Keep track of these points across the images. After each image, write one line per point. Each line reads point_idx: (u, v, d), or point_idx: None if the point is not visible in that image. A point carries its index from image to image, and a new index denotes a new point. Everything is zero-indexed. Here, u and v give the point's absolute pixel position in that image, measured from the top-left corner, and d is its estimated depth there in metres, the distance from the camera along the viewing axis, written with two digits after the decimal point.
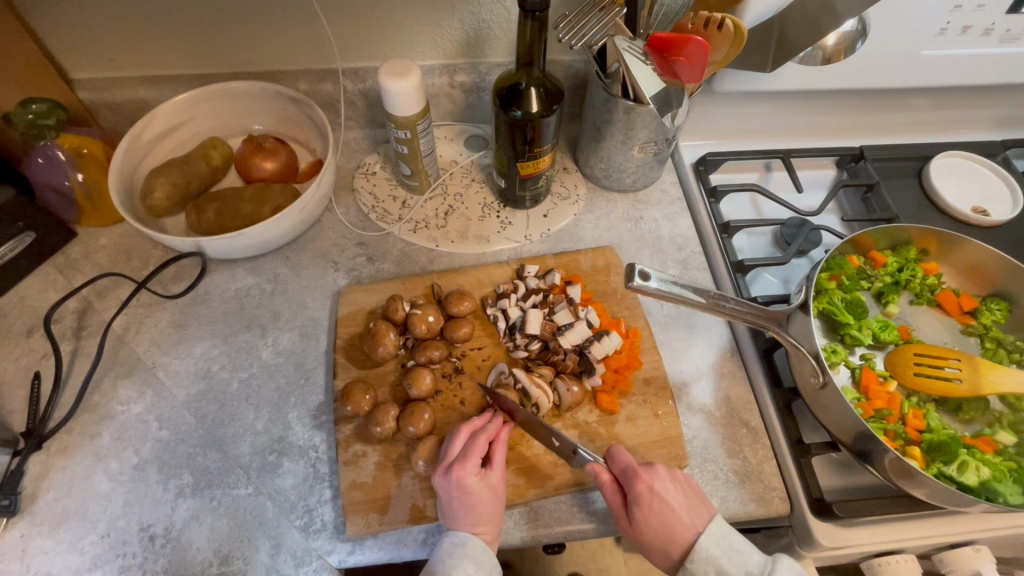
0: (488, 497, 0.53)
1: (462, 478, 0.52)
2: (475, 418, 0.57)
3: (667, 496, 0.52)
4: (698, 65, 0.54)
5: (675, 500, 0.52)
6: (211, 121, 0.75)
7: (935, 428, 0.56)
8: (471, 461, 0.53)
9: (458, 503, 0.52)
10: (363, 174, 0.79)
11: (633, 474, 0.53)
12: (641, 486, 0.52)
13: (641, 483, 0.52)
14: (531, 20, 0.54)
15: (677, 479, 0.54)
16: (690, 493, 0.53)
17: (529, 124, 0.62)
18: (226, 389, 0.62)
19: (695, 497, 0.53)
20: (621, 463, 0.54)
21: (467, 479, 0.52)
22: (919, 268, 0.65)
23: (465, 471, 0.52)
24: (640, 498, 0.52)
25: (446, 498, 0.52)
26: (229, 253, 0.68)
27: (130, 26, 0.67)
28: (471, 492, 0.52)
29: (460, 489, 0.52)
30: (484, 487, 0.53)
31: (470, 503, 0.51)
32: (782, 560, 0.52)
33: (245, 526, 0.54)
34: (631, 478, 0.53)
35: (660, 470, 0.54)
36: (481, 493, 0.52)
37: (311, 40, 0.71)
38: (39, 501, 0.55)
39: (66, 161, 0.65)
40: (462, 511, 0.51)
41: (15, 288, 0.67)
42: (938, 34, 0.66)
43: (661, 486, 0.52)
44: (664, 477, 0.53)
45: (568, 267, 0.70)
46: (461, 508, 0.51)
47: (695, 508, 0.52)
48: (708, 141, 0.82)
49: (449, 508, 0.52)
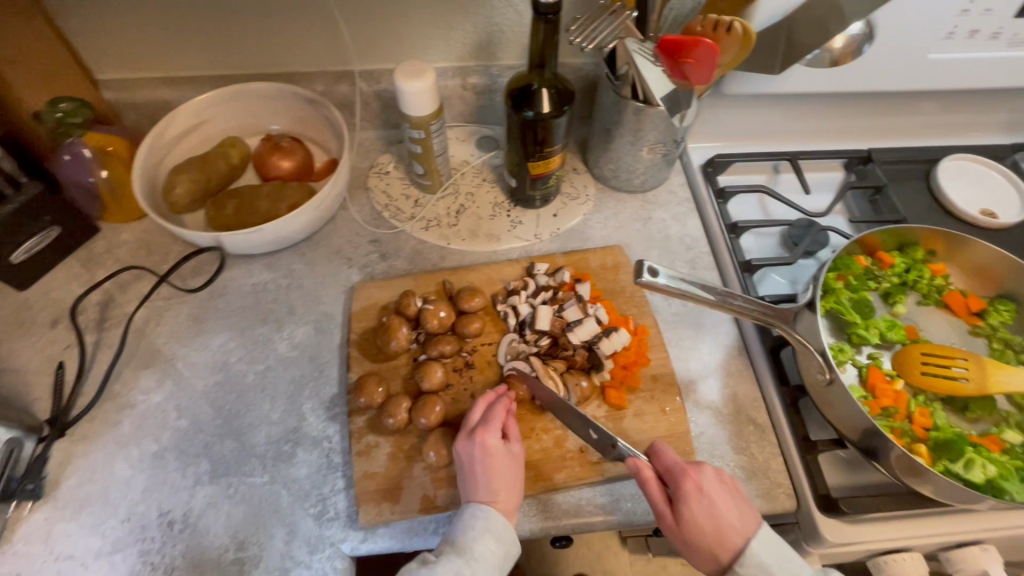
0: (508, 465, 0.54)
1: (485, 442, 0.54)
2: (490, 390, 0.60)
3: (716, 497, 0.52)
4: (706, 67, 0.57)
5: (723, 501, 0.52)
6: (230, 121, 0.77)
7: (942, 426, 0.57)
8: (492, 428, 0.55)
9: (480, 469, 0.53)
10: (377, 173, 0.80)
11: (681, 471, 0.53)
12: (689, 483, 0.52)
13: (690, 481, 0.52)
14: (544, 22, 0.55)
15: (723, 480, 0.53)
16: (736, 496, 0.53)
17: (539, 124, 0.63)
18: (242, 380, 0.64)
19: (740, 500, 0.53)
20: (665, 460, 0.54)
21: (489, 444, 0.54)
22: (926, 269, 0.66)
23: (488, 437, 0.54)
24: (687, 496, 0.52)
25: (468, 465, 0.54)
26: (246, 249, 0.69)
27: (154, 28, 0.70)
28: (492, 455, 0.54)
29: (483, 453, 0.54)
30: (504, 454, 0.54)
31: (490, 469, 0.53)
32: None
33: (260, 513, 0.56)
34: (677, 477, 0.53)
35: (707, 468, 0.53)
36: (501, 459, 0.54)
37: (329, 42, 0.73)
38: (62, 486, 0.57)
39: (91, 158, 0.68)
40: (483, 477, 0.53)
41: (40, 281, 0.69)
42: (946, 38, 0.67)
43: (709, 485, 0.52)
44: (711, 477, 0.53)
45: (577, 265, 0.71)
46: (481, 473, 0.53)
47: (743, 513, 0.52)
48: (716, 143, 0.83)
49: (470, 474, 0.53)
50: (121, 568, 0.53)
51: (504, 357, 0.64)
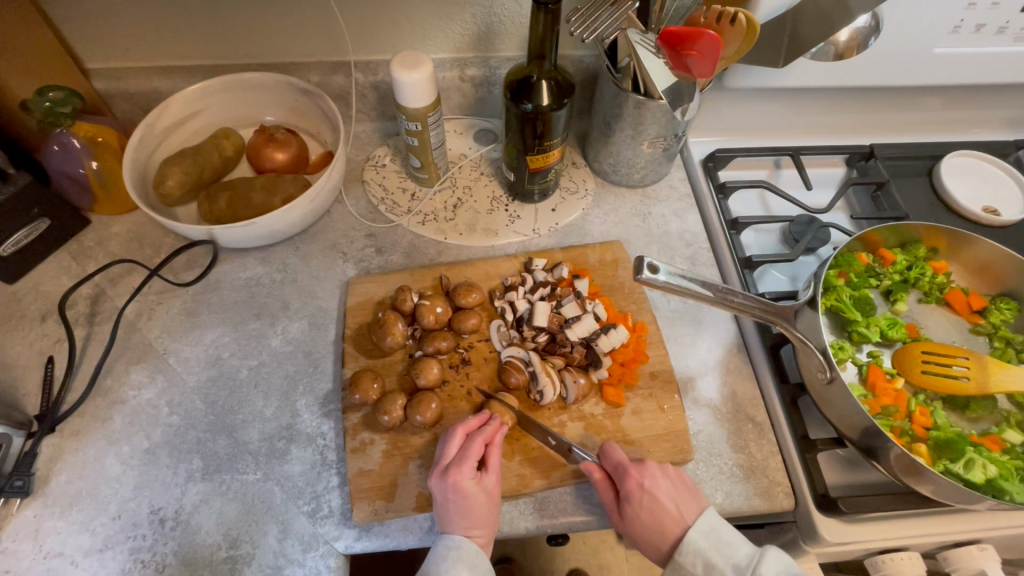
0: (483, 501, 0.53)
1: (460, 480, 0.52)
2: (471, 419, 0.57)
3: (657, 491, 0.52)
4: (710, 60, 0.53)
5: (664, 495, 0.52)
6: (223, 112, 0.76)
7: (942, 426, 0.56)
8: (468, 464, 0.53)
9: (454, 506, 0.52)
10: (373, 166, 0.79)
11: (624, 471, 0.53)
12: (631, 482, 0.53)
13: (632, 480, 0.53)
14: (543, 12, 0.54)
15: (668, 473, 0.54)
16: (680, 487, 0.53)
17: (538, 117, 0.62)
18: (236, 376, 0.63)
19: (684, 492, 0.53)
20: (613, 461, 0.55)
21: (463, 482, 0.52)
22: (928, 266, 0.65)
23: (461, 474, 0.52)
24: (630, 495, 0.52)
25: (442, 500, 0.52)
26: (240, 242, 0.68)
27: (145, 16, 0.68)
28: (467, 495, 0.52)
29: (455, 492, 0.52)
30: (479, 489, 0.53)
31: (465, 506, 0.52)
32: (769, 550, 0.51)
33: (254, 511, 0.55)
34: (622, 476, 0.53)
35: (652, 466, 0.54)
36: (478, 497, 0.52)
37: (324, 32, 0.72)
38: (52, 482, 0.56)
39: (81, 149, 0.66)
40: (457, 514, 0.52)
41: (30, 273, 0.68)
42: (952, 32, 0.66)
43: (651, 481, 0.53)
44: (656, 474, 0.53)
45: (576, 261, 0.70)
46: (455, 511, 0.52)
47: (684, 502, 0.52)
48: (717, 137, 0.82)
49: (444, 510, 0.52)
50: (111, 565, 0.52)
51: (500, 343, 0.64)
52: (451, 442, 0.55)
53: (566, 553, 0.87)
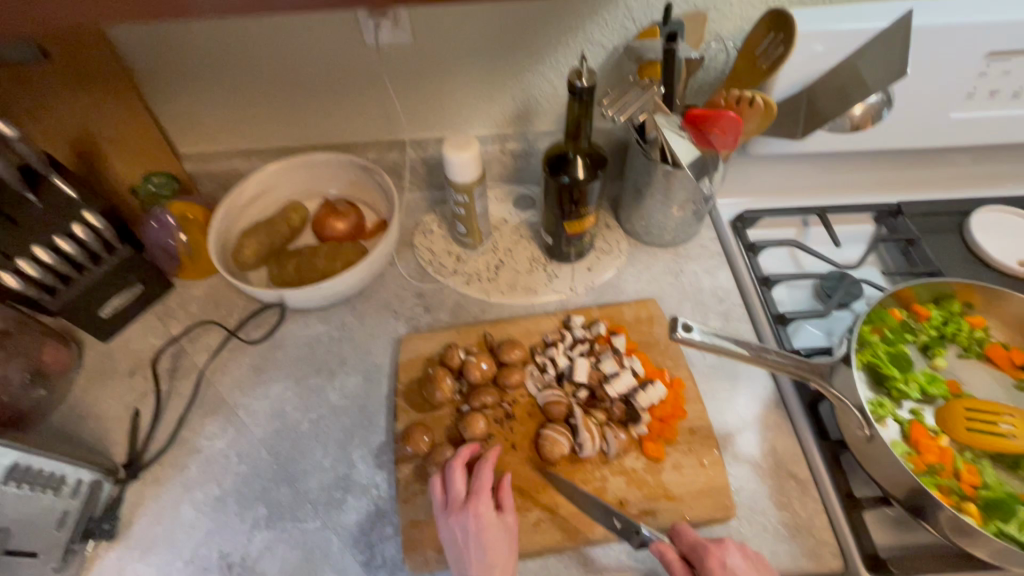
0: (500, 535, 0.55)
1: (478, 512, 0.56)
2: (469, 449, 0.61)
3: (740, 573, 0.52)
4: (731, 135, 0.60)
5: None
6: (292, 187, 0.85)
7: (991, 485, 0.55)
8: (483, 496, 0.57)
9: (474, 540, 0.54)
10: (422, 232, 0.86)
11: (703, 550, 0.53)
12: (713, 561, 0.52)
13: (714, 558, 0.52)
14: (578, 101, 0.62)
15: (748, 554, 0.54)
16: (762, 571, 0.52)
17: (575, 188, 0.68)
18: (298, 428, 0.68)
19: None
20: (688, 539, 0.55)
21: (482, 514, 0.56)
22: (964, 322, 0.66)
23: (481, 506, 0.56)
24: (712, 574, 0.52)
25: (462, 536, 0.55)
26: (304, 304, 0.76)
27: (232, 108, 0.79)
28: (487, 527, 0.55)
29: (477, 525, 0.55)
30: (495, 524, 0.56)
31: (484, 540, 0.54)
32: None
33: (313, 558, 0.58)
34: (701, 555, 0.53)
35: (730, 545, 0.54)
36: (495, 529, 0.55)
37: (382, 116, 0.82)
38: (133, 526, 0.61)
39: (174, 226, 0.75)
40: (476, 549, 0.54)
41: (123, 333, 0.76)
42: (966, 99, 0.70)
43: (733, 561, 0.52)
44: (735, 553, 0.53)
45: (612, 318, 0.74)
46: (475, 545, 0.54)
47: None
48: (745, 198, 0.86)
49: (464, 547, 0.54)
50: None
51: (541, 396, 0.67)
52: (457, 476, 0.58)
53: None
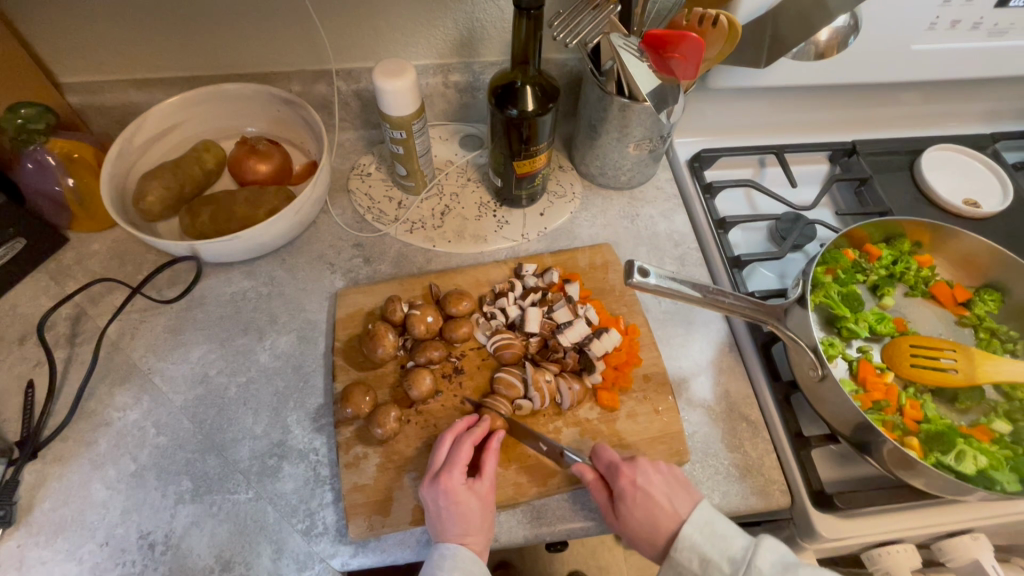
0: (474, 505, 0.52)
1: (449, 486, 0.52)
2: (459, 422, 0.57)
3: (650, 489, 0.52)
4: (693, 62, 0.54)
5: (657, 493, 0.52)
6: (203, 124, 0.74)
7: (932, 418, 0.57)
8: (457, 469, 0.53)
9: (446, 513, 0.51)
10: (358, 175, 0.78)
11: (616, 470, 0.53)
12: (623, 481, 0.52)
13: (625, 478, 0.53)
14: (526, 18, 0.54)
15: (660, 470, 0.54)
16: (675, 484, 0.53)
17: (524, 123, 0.62)
18: (224, 394, 0.62)
19: (677, 487, 0.53)
20: (606, 460, 0.55)
21: (454, 488, 0.52)
22: (913, 261, 0.66)
23: (452, 479, 0.52)
24: (623, 494, 0.52)
25: (434, 508, 0.52)
26: (224, 257, 0.67)
27: (118, 27, 0.67)
28: (459, 501, 0.52)
29: (448, 500, 0.52)
30: (471, 495, 0.52)
31: (458, 513, 0.51)
32: (764, 542, 0.52)
33: (246, 531, 0.53)
34: (615, 475, 0.53)
35: (643, 463, 0.54)
36: (469, 501, 0.52)
37: (304, 41, 0.71)
38: (35, 510, 0.54)
39: (56, 166, 0.65)
40: (449, 521, 0.51)
41: (6, 295, 0.66)
42: (928, 29, 0.67)
43: (643, 480, 0.53)
44: (648, 471, 0.53)
45: (566, 265, 0.70)
46: (448, 517, 0.51)
47: (679, 498, 0.52)
48: (703, 137, 0.82)
49: (436, 518, 0.52)
50: None
51: (490, 345, 0.63)
52: (440, 448, 0.55)
53: (566, 557, 0.86)
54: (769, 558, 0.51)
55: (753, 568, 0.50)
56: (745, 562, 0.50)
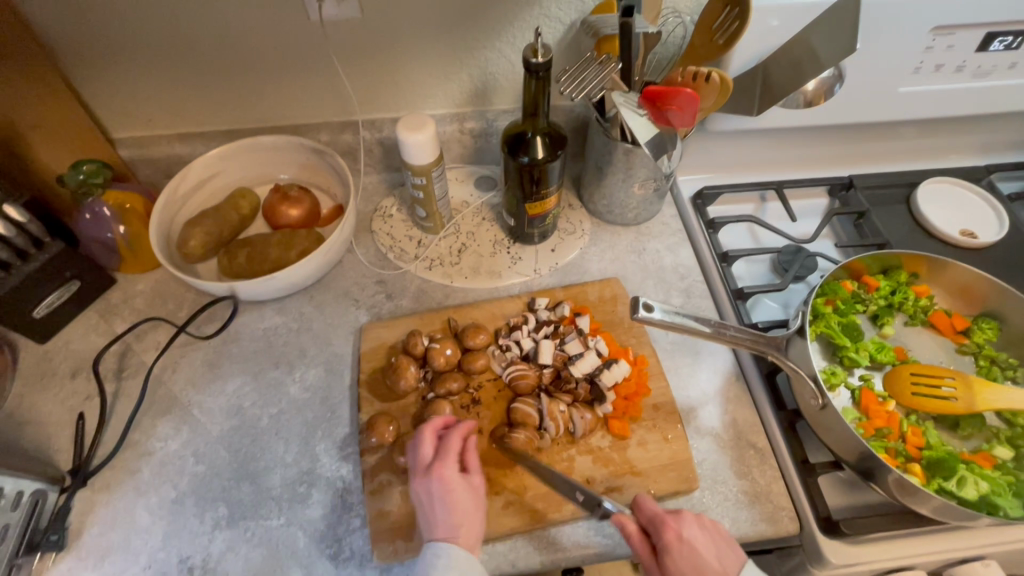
0: (465, 496, 0.55)
1: (442, 476, 0.55)
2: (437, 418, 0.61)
3: (697, 544, 0.52)
4: (689, 113, 0.58)
5: (704, 548, 0.52)
6: (239, 173, 0.81)
7: (934, 445, 0.58)
8: (449, 460, 0.57)
9: (439, 501, 0.54)
10: (381, 217, 0.84)
11: (661, 523, 0.53)
12: (671, 534, 0.52)
13: (672, 531, 0.52)
14: (535, 78, 0.60)
15: (705, 525, 0.54)
16: (717, 538, 0.53)
17: (535, 168, 0.67)
18: (257, 424, 0.66)
19: (723, 544, 0.53)
20: (648, 512, 0.54)
21: (447, 477, 0.55)
22: (910, 291, 0.69)
23: (445, 469, 0.56)
24: (669, 547, 0.52)
25: (428, 498, 0.55)
26: (258, 296, 0.73)
27: (167, 89, 0.74)
28: (451, 489, 0.55)
29: (442, 489, 0.55)
30: (461, 486, 0.55)
31: (449, 500, 0.54)
32: None
33: (278, 556, 0.57)
34: (659, 528, 0.53)
35: (687, 518, 0.54)
36: (459, 490, 0.55)
37: (333, 96, 0.78)
38: (84, 535, 0.58)
39: (111, 216, 0.71)
40: (441, 512, 0.54)
41: (61, 333, 0.71)
42: (914, 72, 0.71)
43: (690, 533, 0.53)
44: (692, 524, 0.53)
45: (576, 298, 0.74)
46: (441, 505, 0.54)
47: (725, 555, 0.53)
48: (705, 175, 0.87)
49: (430, 509, 0.55)
50: None
51: (506, 376, 0.67)
52: (427, 442, 0.58)
53: None
54: None
55: None
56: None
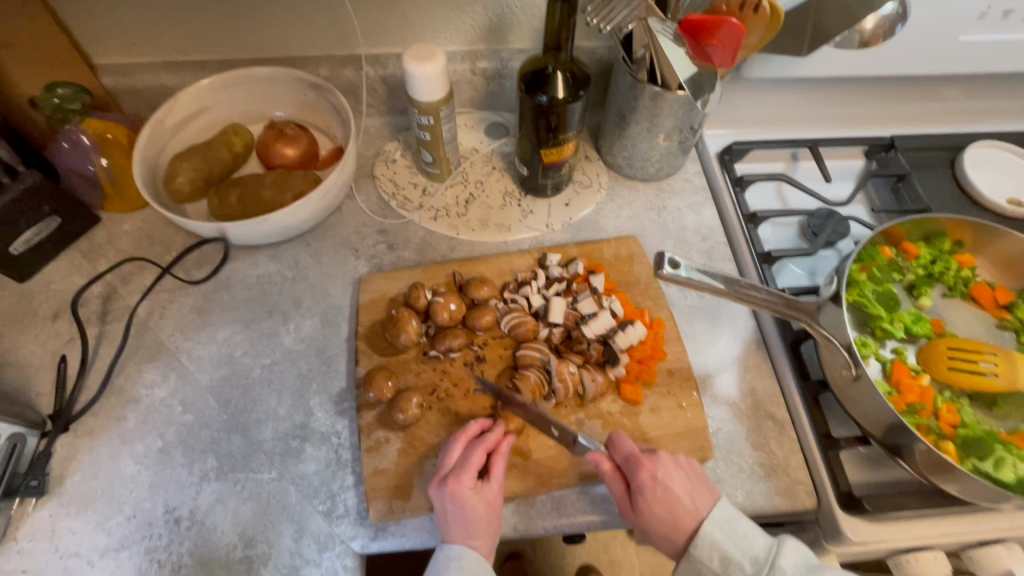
0: (481, 512, 0.51)
1: (457, 491, 0.51)
2: (472, 424, 0.56)
3: (671, 484, 0.51)
4: (731, 49, 0.52)
5: (678, 488, 0.51)
6: (231, 108, 0.75)
7: (970, 423, 0.55)
8: (466, 473, 0.52)
9: (452, 515, 0.51)
10: (383, 161, 0.78)
11: (635, 462, 0.52)
12: (644, 475, 0.51)
13: (645, 471, 0.52)
14: (560, 2, 0.54)
15: (681, 466, 0.53)
16: (693, 478, 0.52)
17: (553, 110, 0.61)
18: (249, 374, 0.62)
19: (698, 483, 0.52)
20: (624, 452, 0.54)
21: (461, 492, 0.51)
22: (953, 260, 0.64)
23: (460, 484, 0.51)
24: (643, 487, 0.51)
25: (441, 509, 0.52)
26: (251, 240, 0.68)
27: (151, 9, 0.67)
28: (466, 505, 0.51)
29: (454, 503, 0.51)
30: (479, 500, 0.52)
31: (464, 517, 0.51)
32: (786, 543, 0.50)
33: (269, 510, 0.55)
34: (634, 468, 0.52)
35: (664, 458, 0.53)
36: (476, 506, 0.51)
37: (335, 25, 0.71)
38: (66, 482, 0.56)
39: (91, 146, 0.66)
40: (456, 526, 0.51)
41: (41, 272, 0.67)
42: (978, 19, 0.64)
43: (664, 473, 0.52)
44: (668, 466, 0.52)
45: (591, 256, 0.69)
46: (454, 520, 0.51)
47: (698, 493, 0.52)
48: (734, 130, 0.80)
49: (443, 520, 0.52)
50: (128, 566, 0.52)
51: (513, 334, 0.63)
52: (451, 450, 0.54)
53: (580, 550, 0.86)
54: (794, 559, 0.49)
55: (776, 568, 0.49)
56: (768, 564, 0.49)
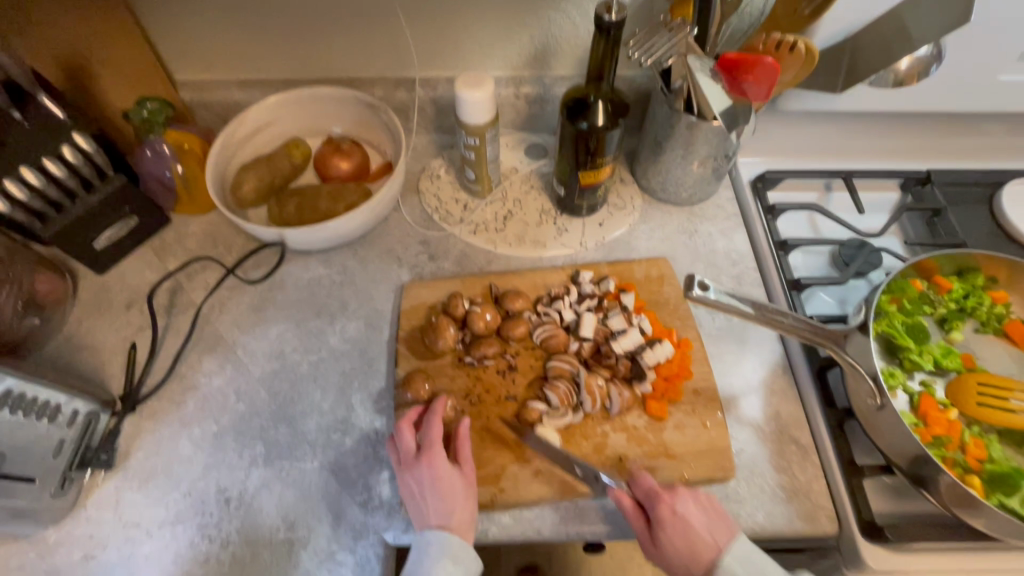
0: (454, 488, 0.55)
1: (432, 465, 0.56)
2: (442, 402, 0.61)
3: (690, 517, 0.53)
4: (765, 84, 0.56)
5: (698, 522, 0.53)
6: (293, 123, 0.81)
7: (997, 459, 0.55)
8: (438, 448, 0.57)
9: (428, 490, 0.55)
10: (428, 177, 0.83)
11: (655, 496, 0.54)
12: (664, 507, 0.53)
13: (663, 503, 0.54)
14: (604, 38, 0.58)
15: (699, 500, 0.54)
16: (711, 512, 0.54)
17: (592, 136, 0.64)
18: (297, 369, 0.67)
19: (715, 515, 0.54)
20: (642, 486, 0.56)
21: (436, 466, 0.56)
22: (986, 296, 0.64)
23: (434, 458, 0.56)
24: (663, 521, 0.53)
25: (417, 486, 0.56)
26: (306, 246, 0.73)
27: (230, 33, 0.74)
28: (440, 479, 0.55)
29: (431, 477, 0.55)
30: (450, 474, 0.56)
31: (438, 490, 0.55)
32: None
33: (310, 497, 0.59)
34: (654, 501, 0.54)
35: (682, 492, 0.54)
36: (448, 481, 0.56)
37: (392, 50, 0.77)
38: (131, 457, 0.61)
39: (170, 155, 0.72)
40: (432, 500, 0.55)
41: (118, 266, 0.74)
42: (1018, 59, 0.65)
43: (683, 507, 0.54)
44: (686, 498, 0.54)
45: (622, 275, 0.72)
46: (430, 494, 0.55)
47: (716, 527, 0.53)
48: (768, 158, 0.82)
49: (419, 498, 0.55)
50: (182, 538, 0.57)
51: (545, 346, 0.66)
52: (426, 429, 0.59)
53: None
54: None
55: None
56: None
